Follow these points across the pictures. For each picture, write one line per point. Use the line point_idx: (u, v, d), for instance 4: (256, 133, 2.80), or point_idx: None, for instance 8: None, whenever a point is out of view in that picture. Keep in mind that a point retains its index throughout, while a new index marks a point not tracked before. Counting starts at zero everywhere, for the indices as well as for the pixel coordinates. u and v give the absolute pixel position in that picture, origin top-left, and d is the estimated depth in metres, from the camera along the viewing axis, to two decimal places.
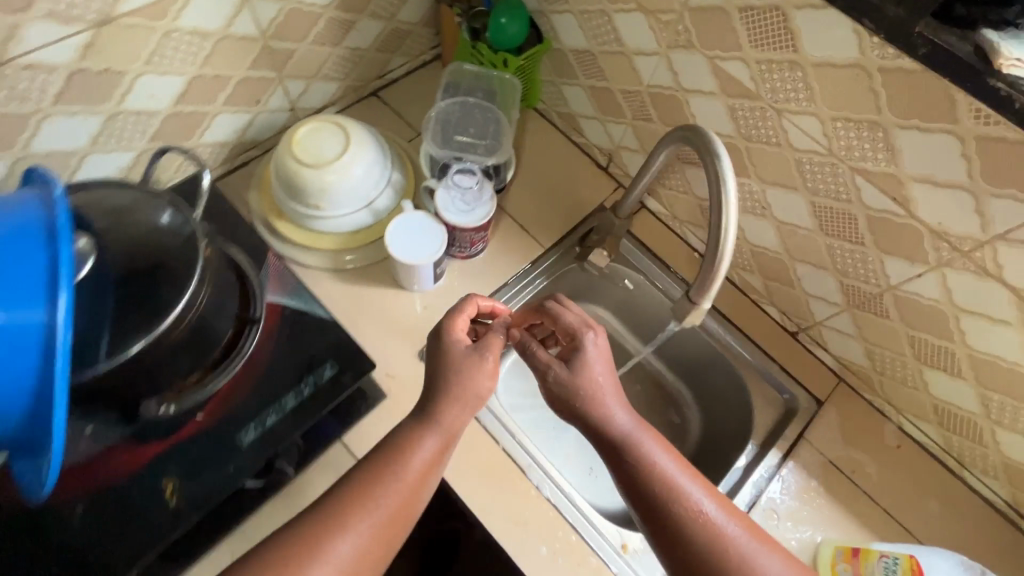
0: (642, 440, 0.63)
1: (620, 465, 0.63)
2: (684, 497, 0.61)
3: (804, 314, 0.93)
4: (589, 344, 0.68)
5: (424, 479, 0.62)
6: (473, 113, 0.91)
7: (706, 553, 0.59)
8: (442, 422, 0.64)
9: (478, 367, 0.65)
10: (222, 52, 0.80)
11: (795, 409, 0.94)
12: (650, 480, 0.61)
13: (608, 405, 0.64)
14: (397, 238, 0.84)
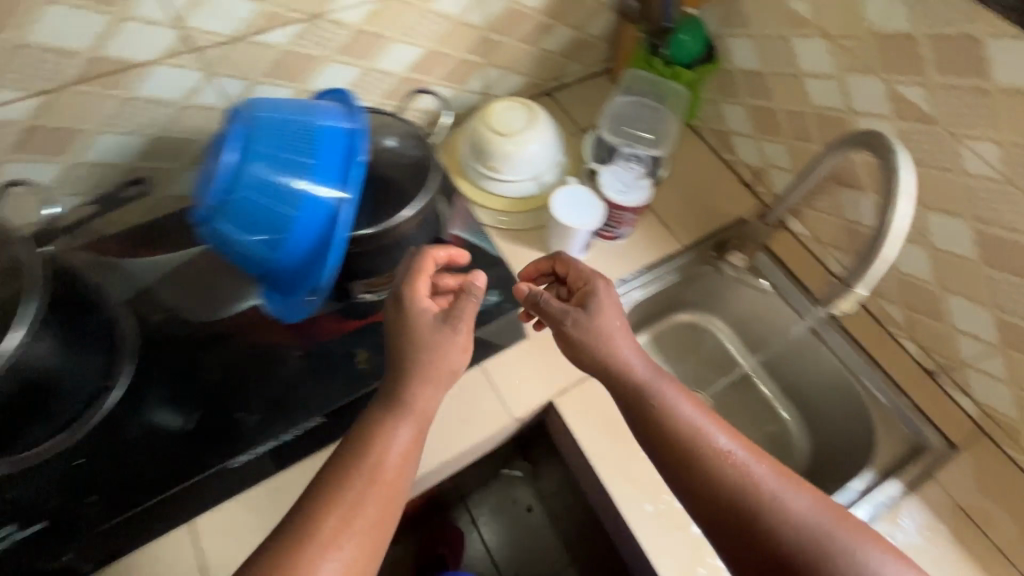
0: (654, 383, 0.70)
1: (642, 412, 0.69)
2: (705, 435, 0.66)
3: (946, 353, 0.91)
4: (603, 294, 0.77)
5: (404, 469, 0.62)
6: (645, 114, 1.03)
7: (736, 489, 0.63)
8: (414, 405, 0.65)
9: (446, 342, 0.66)
10: (453, 34, 0.99)
11: (926, 448, 0.90)
12: (665, 419, 0.67)
13: (619, 346, 0.72)
14: (560, 203, 0.95)
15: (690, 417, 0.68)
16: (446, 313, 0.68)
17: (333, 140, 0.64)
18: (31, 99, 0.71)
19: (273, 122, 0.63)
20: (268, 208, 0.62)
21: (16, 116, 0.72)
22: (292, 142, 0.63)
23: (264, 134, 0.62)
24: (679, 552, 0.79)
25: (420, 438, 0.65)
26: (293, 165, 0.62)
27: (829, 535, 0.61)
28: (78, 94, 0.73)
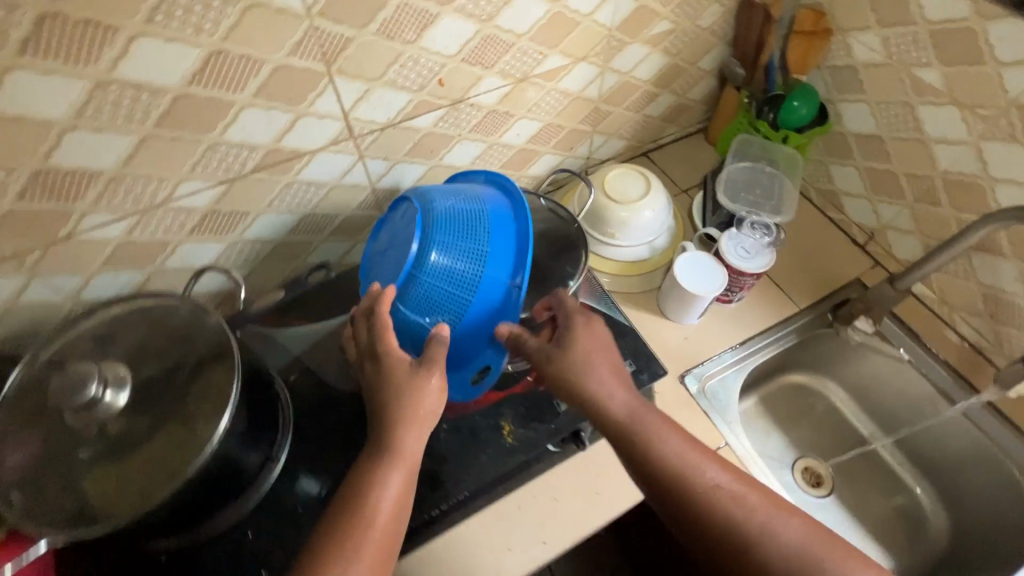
0: (643, 424, 0.67)
1: (634, 457, 0.66)
2: (682, 468, 0.64)
3: None
4: (587, 328, 0.73)
5: (395, 517, 0.60)
6: (760, 181, 1.06)
7: (739, 528, 0.61)
8: (401, 452, 0.62)
9: (425, 387, 0.64)
10: (571, 108, 1.03)
11: None
12: (666, 468, 0.64)
13: (606, 389, 0.69)
14: (684, 269, 0.96)
15: (684, 455, 0.65)
16: (430, 362, 0.64)
17: (506, 231, 0.70)
18: (213, 188, 0.76)
19: (454, 213, 0.69)
20: (451, 294, 0.68)
21: (199, 203, 0.77)
22: (472, 232, 0.68)
23: (447, 224, 0.68)
24: None
25: (411, 482, 0.63)
26: (475, 254, 0.68)
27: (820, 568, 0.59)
28: (253, 181, 0.78)
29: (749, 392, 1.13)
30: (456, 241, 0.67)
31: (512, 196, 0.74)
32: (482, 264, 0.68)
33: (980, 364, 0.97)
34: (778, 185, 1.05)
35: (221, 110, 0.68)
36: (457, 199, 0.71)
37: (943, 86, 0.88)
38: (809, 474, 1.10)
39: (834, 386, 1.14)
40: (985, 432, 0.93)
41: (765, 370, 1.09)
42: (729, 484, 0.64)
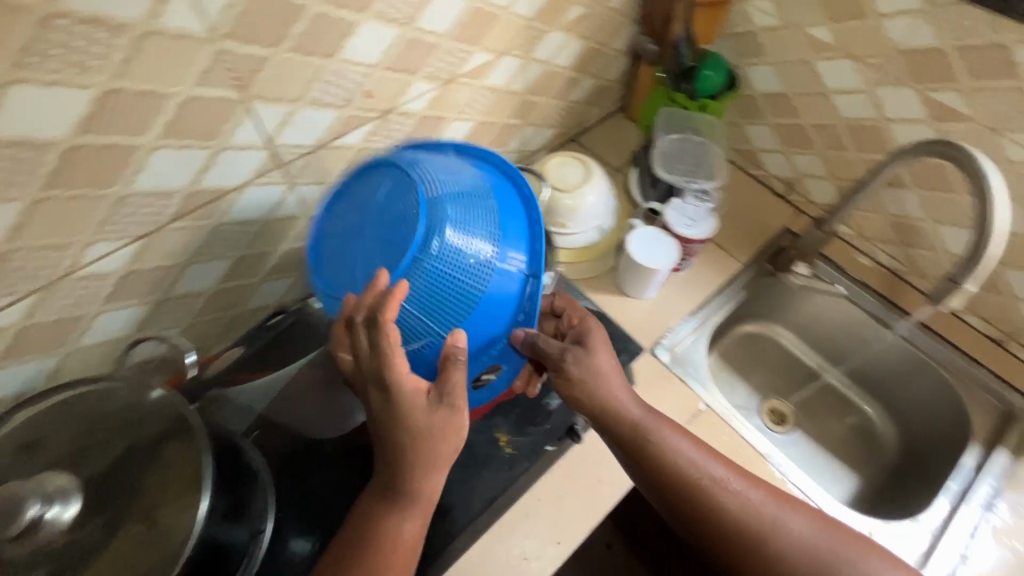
0: (658, 430, 0.70)
1: (650, 461, 0.68)
2: (693, 469, 0.68)
3: (1014, 321, 0.99)
4: (602, 342, 0.75)
5: (414, 550, 0.63)
6: (685, 150, 1.12)
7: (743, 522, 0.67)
8: (414, 492, 0.62)
9: (445, 423, 0.59)
10: (499, 103, 1.01)
11: (1017, 413, 0.96)
12: (683, 470, 0.68)
13: (621, 399, 0.71)
14: (638, 246, 0.99)
15: (695, 454, 0.70)
16: (439, 391, 0.60)
17: (515, 216, 0.69)
18: (130, 246, 0.66)
19: (454, 192, 0.64)
20: (467, 280, 0.64)
21: (113, 266, 0.67)
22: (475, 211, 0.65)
23: (458, 209, 0.64)
24: None
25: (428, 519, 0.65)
26: (484, 236, 0.65)
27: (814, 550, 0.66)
28: (173, 231, 0.69)
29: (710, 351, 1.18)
30: (464, 223, 0.64)
31: (516, 181, 0.72)
32: (492, 245, 0.66)
33: (899, 285, 1.09)
34: (702, 151, 1.12)
35: (124, 156, 0.59)
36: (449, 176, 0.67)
37: (835, 42, 0.97)
38: (773, 414, 1.17)
39: (783, 331, 1.21)
40: (914, 347, 1.05)
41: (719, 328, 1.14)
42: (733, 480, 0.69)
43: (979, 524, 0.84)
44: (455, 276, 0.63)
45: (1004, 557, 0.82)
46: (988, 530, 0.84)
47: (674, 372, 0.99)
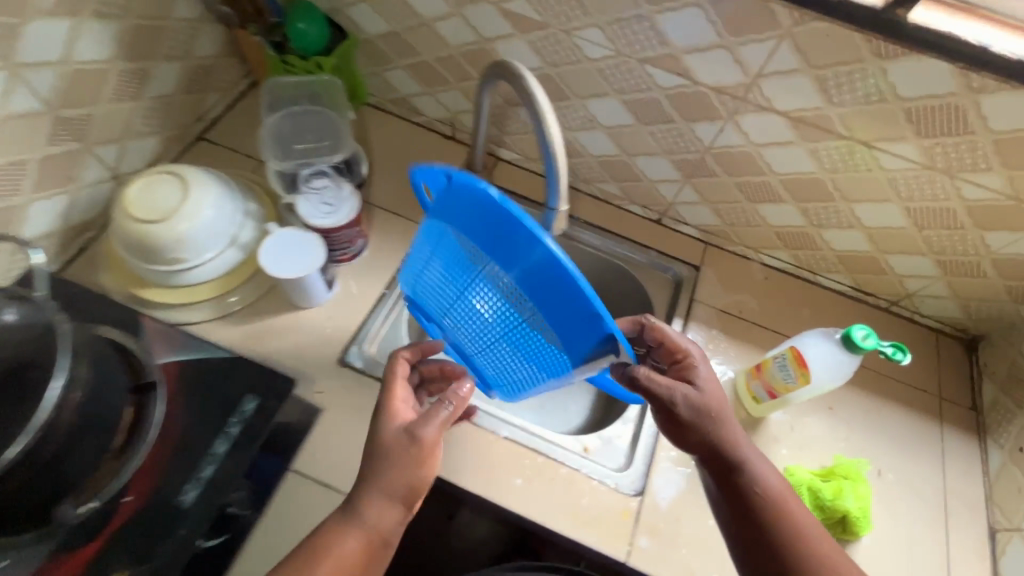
0: (755, 463, 0.70)
1: (743, 491, 0.69)
2: (760, 480, 0.69)
3: (659, 200, 1.07)
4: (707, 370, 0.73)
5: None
6: (298, 123, 0.93)
7: (781, 532, 0.67)
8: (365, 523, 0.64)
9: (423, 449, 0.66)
10: (10, 134, 0.75)
11: (682, 281, 1.07)
12: (761, 502, 0.69)
13: (732, 433, 0.70)
14: (272, 256, 0.84)
15: (754, 456, 0.71)
16: (424, 417, 0.67)
17: (528, 255, 0.56)
18: None
19: (463, 275, 0.64)
20: (535, 343, 0.63)
21: None
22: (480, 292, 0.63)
23: (487, 285, 0.62)
24: (559, 494, 0.85)
25: (370, 551, 0.64)
26: (518, 309, 0.61)
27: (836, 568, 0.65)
28: None
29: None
30: (504, 306, 0.62)
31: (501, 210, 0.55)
32: (529, 304, 0.59)
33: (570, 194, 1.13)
34: (317, 116, 0.94)
35: None
36: (440, 250, 0.66)
37: None
38: None
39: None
40: (592, 249, 1.11)
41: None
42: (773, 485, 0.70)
43: None
44: (546, 342, 0.62)
45: None
46: None
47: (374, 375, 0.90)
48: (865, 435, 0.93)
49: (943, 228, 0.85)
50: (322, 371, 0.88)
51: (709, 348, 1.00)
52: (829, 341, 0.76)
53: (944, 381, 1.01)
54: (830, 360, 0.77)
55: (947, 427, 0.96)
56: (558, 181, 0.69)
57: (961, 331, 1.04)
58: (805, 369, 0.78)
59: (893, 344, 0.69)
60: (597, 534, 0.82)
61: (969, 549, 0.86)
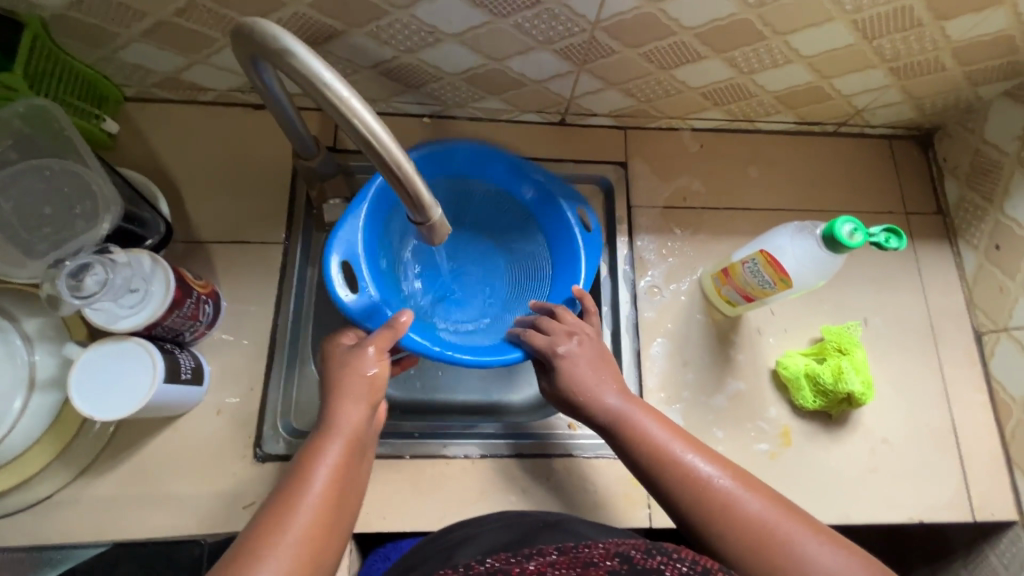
0: (633, 414, 0.61)
1: (622, 445, 0.60)
2: (627, 424, 0.61)
3: (555, 99, 0.83)
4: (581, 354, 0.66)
5: (336, 496, 0.51)
6: (23, 197, 0.64)
7: (653, 466, 0.58)
8: (343, 425, 0.55)
9: (364, 358, 0.59)
10: None
11: (613, 186, 0.89)
12: (645, 454, 0.59)
13: (592, 391, 0.63)
14: (99, 397, 0.60)
15: (621, 400, 0.63)
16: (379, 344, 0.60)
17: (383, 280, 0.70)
18: None
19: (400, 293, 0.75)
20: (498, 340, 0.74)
21: None
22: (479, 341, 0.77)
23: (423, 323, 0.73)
24: (561, 490, 0.76)
25: (353, 458, 0.54)
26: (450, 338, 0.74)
27: (718, 497, 0.54)
28: None
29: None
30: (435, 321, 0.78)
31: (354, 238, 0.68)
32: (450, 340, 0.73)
33: (446, 127, 0.88)
34: (44, 174, 0.65)
35: None
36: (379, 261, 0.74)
37: None
38: None
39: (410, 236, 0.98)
40: None
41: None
42: (647, 424, 0.60)
43: (635, 336, 0.81)
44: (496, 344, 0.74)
45: (664, 348, 0.81)
46: (642, 334, 0.81)
47: None
48: (843, 288, 0.86)
49: (897, 31, 0.68)
50: (239, 480, 0.71)
51: (667, 255, 0.85)
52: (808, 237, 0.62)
53: (906, 192, 0.92)
54: (808, 257, 0.63)
55: (919, 241, 0.89)
56: (413, 185, 0.46)
57: (915, 128, 0.93)
58: (785, 275, 0.65)
59: (884, 228, 0.56)
60: (614, 510, 0.75)
61: (961, 361, 0.84)
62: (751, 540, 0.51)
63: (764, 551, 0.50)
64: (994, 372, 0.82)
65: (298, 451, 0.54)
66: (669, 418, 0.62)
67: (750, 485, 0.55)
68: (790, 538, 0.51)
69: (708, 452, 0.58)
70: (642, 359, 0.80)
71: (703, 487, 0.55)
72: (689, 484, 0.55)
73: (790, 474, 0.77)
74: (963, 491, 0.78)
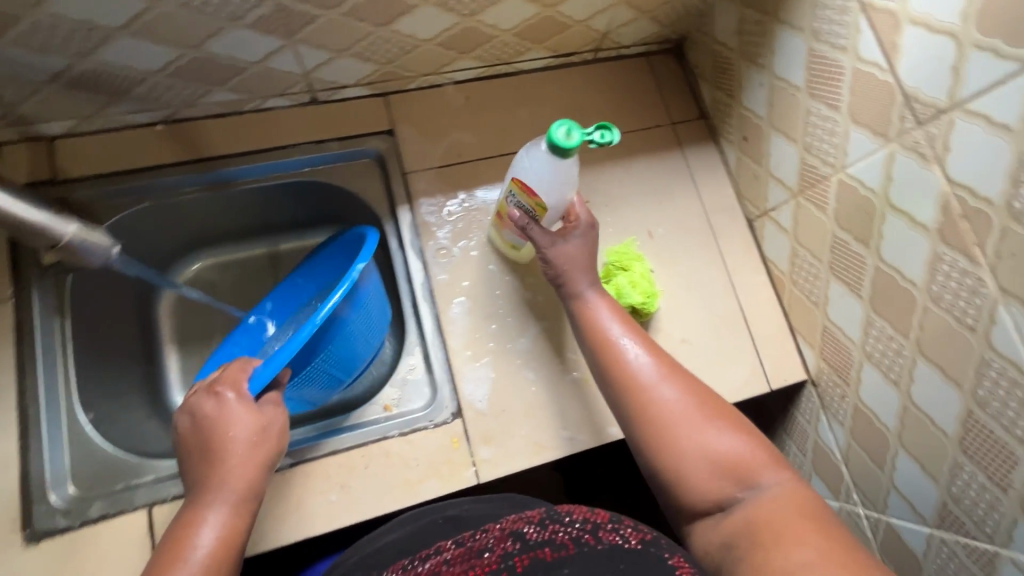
0: (651, 373, 0.65)
1: (638, 397, 0.64)
2: (643, 382, 0.65)
3: (289, 78, 0.78)
4: (578, 242, 0.73)
5: (225, 548, 0.59)
6: None
7: (663, 416, 0.62)
8: (220, 482, 0.62)
9: (226, 413, 0.65)
10: None
11: (383, 157, 0.86)
12: (655, 407, 0.63)
13: (626, 347, 0.67)
14: None
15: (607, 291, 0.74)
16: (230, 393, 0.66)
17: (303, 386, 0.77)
18: None
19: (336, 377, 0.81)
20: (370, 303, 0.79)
21: None
22: (371, 324, 0.81)
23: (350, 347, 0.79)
24: (383, 474, 0.73)
25: (237, 511, 0.61)
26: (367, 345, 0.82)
27: (722, 454, 0.59)
28: None
29: (162, 348, 0.91)
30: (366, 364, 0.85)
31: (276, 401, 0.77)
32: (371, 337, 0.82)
33: (183, 131, 0.80)
34: None
35: None
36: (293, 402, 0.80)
37: None
38: None
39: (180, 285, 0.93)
40: (266, 179, 0.85)
41: (91, 371, 0.78)
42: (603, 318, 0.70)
43: (431, 303, 0.81)
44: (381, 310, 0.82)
45: (463, 306, 0.81)
46: (438, 298, 0.81)
47: (89, 520, 0.66)
48: (626, 208, 0.89)
49: None
50: (10, 568, 0.63)
51: (451, 215, 0.84)
52: (534, 153, 0.68)
53: (671, 103, 0.96)
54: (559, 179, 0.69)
55: (688, 149, 0.94)
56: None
57: (665, 42, 0.97)
58: (535, 195, 0.69)
59: (596, 127, 0.63)
60: (438, 479, 0.74)
61: (739, 250, 0.90)
62: (644, 406, 0.63)
63: (649, 419, 0.63)
64: (766, 254, 0.89)
65: (180, 514, 0.61)
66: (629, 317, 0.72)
67: (754, 443, 0.61)
68: (671, 404, 0.63)
69: (656, 355, 0.67)
70: (442, 323, 0.80)
71: (705, 439, 0.60)
72: (694, 434, 0.61)
73: (602, 395, 0.80)
74: (758, 366, 0.86)
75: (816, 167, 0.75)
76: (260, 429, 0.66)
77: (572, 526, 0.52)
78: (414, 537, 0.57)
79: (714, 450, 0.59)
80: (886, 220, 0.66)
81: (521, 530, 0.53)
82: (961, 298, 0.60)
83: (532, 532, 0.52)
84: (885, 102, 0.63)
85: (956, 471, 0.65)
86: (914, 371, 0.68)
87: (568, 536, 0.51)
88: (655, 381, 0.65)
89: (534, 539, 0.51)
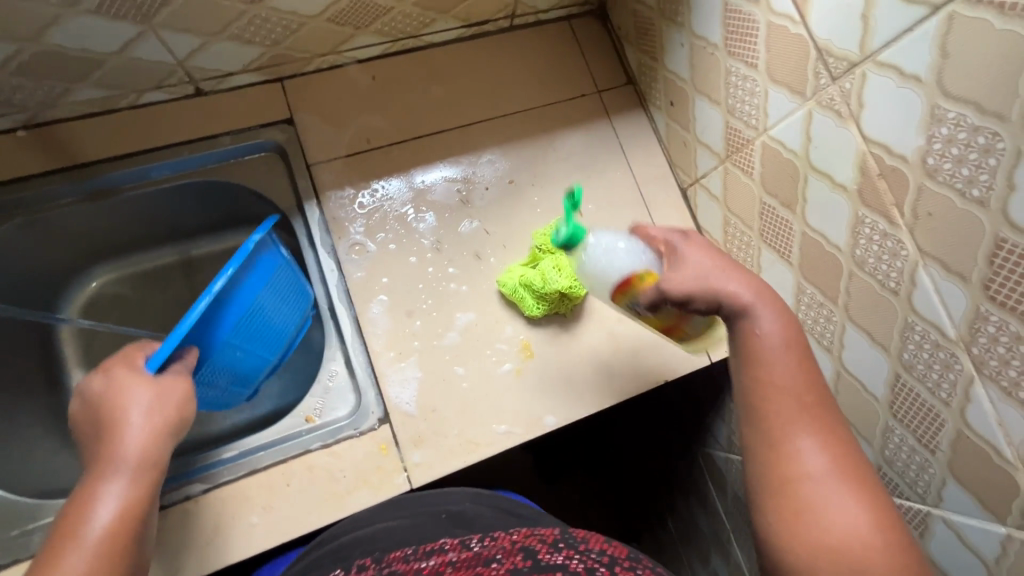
0: (818, 467, 0.51)
1: (780, 483, 0.52)
2: (795, 478, 0.51)
3: (162, 68, 0.71)
4: (688, 259, 0.59)
5: (124, 522, 0.52)
6: None
7: (805, 510, 0.50)
8: (118, 453, 0.54)
9: (120, 384, 0.58)
10: None
11: (284, 149, 0.79)
12: (803, 504, 0.50)
13: (787, 428, 0.53)
14: None
15: (750, 296, 0.57)
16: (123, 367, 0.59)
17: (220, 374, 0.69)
18: None
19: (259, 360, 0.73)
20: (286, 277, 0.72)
21: None
22: (291, 298, 0.73)
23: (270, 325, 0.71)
24: (307, 489, 0.69)
25: (139, 483, 0.54)
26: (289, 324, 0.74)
27: None
28: None
29: (67, 374, 0.84)
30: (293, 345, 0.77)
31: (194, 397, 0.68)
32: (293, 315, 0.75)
33: (50, 136, 0.73)
34: None
35: None
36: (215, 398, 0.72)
37: None
38: None
39: (78, 307, 0.86)
40: (154, 182, 0.78)
41: None
42: (777, 355, 0.56)
43: (349, 303, 0.76)
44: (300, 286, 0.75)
45: (384, 305, 0.76)
46: (355, 298, 0.76)
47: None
48: (553, 186, 0.84)
49: None
50: None
51: (364, 207, 0.79)
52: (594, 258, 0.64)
53: (596, 70, 0.91)
54: (630, 255, 0.62)
55: (616, 118, 0.89)
56: None
57: (584, 4, 0.91)
58: (631, 278, 0.61)
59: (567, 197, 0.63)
60: (366, 489, 0.70)
61: (675, 221, 0.86)
62: (790, 480, 0.51)
63: (788, 498, 0.51)
64: (701, 223, 0.85)
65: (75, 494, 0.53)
66: (809, 349, 0.57)
67: None
68: (823, 484, 0.50)
69: (812, 410, 0.54)
70: (362, 324, 0.76)
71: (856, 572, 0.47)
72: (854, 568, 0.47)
73: (537, 386, 0.76)
74: None
75: (740, 131, 0.71)
76: (157, 396, 0.58)
77: (590, 554, 0.50)
78: (416, 530, 0.58)
79: (858, 563, 0.47)
80: (809, 182, 0.63)
81: (531, 548, 0.51)
82: (883, 261, 0.57)
83: (545, 552, 0.51)
84: (799, 56, 0.59)
85: (888, 434, 0.64)
86: (844, 337, 0.66)
87: (581, 564, 0.49)
88: (806, 444, 0.52)
89: (547, 561, 0.49)
